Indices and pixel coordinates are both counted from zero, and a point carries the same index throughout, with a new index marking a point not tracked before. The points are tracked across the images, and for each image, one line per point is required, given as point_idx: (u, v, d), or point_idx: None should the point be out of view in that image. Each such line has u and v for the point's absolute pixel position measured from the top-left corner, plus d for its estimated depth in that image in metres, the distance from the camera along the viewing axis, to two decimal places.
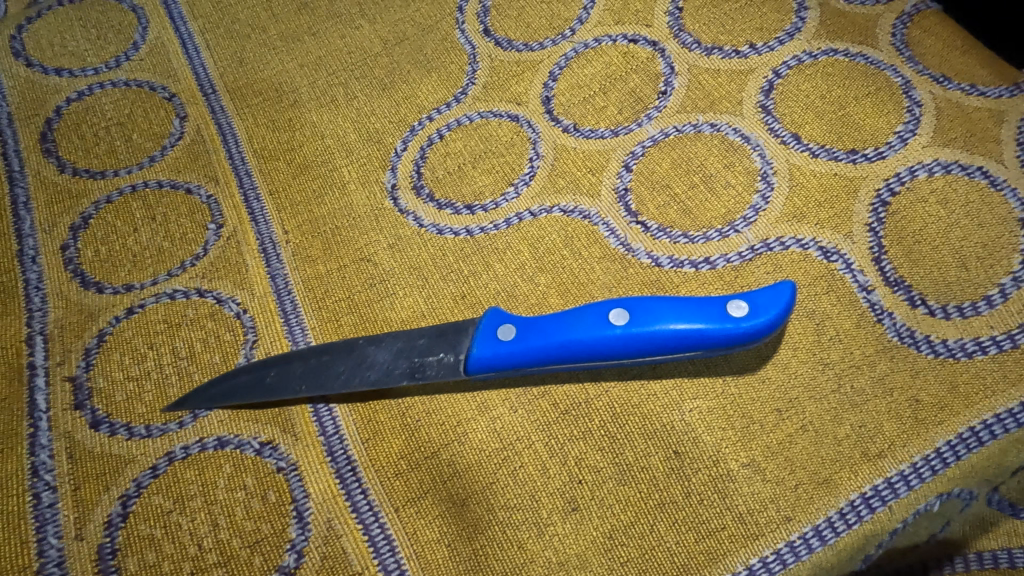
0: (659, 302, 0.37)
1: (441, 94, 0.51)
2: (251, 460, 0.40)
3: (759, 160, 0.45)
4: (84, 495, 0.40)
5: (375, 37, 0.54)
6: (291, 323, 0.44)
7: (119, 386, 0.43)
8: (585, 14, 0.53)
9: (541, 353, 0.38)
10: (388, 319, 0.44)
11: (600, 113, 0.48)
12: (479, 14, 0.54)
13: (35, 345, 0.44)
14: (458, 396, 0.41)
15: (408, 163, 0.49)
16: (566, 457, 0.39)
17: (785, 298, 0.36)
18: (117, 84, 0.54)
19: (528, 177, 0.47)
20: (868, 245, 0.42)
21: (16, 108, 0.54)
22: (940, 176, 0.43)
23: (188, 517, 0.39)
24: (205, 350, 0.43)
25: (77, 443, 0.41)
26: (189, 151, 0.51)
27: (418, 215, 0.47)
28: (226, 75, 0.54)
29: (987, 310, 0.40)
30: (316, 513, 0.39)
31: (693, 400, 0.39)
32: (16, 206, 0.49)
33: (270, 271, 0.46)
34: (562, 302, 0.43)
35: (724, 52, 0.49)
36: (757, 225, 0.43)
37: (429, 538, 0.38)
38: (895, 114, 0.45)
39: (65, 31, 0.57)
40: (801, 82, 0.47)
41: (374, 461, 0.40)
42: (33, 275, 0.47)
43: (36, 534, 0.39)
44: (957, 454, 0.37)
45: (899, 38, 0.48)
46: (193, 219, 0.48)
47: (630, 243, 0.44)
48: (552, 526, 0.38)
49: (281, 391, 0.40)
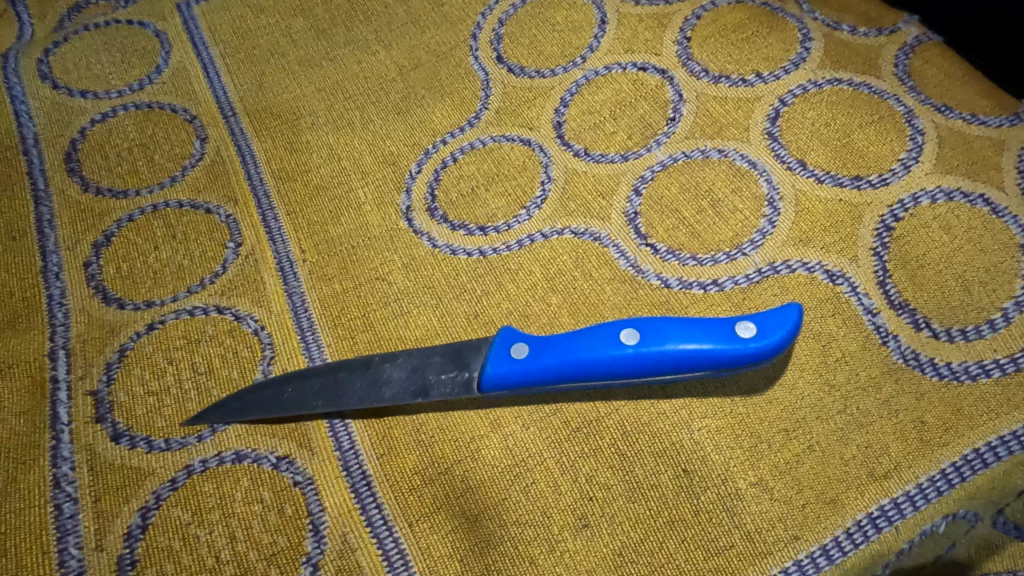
0: (669, 322, 0.38)
1: (455, 118, 0.53)
2: (268, 474, 0.41)
3: (767, 186, 0.46)
4: (104, 506, 0.41)
5: (391, 62, 0.56)
6: (308, 340, 0.45)
7: (139, 400, 0.44)
8: (596, 42, 0.54)
9: (553, 371, 0.39)
10: (402, 338, 0.45)
11: (610, 138, 0.50)
12: (493, 41, 0.56)
13: (58, 359, 0.45)
14: (471, 413, 0.41)
15: (423, 185, 0.50)
16: (576, 474, 0.39)
17: (793, 320, 0.37)
18: (140, 106, 0.56)
19: (540, 200, 0.48)
20: (873, 268, 0.43)
21: (42, 129, 0.55)
22: (942, 203, 0.44)
23: (205, 529, 0.40)
24: (224, 365, 0.44)
25: (97, 455, 0.42)
26: (209, 172, 0.52)
27: (432, 236, 0.48)
28: (246, 99, 0.56)
29: (991, 334, 0.40)
30: (331, 527, 0.39)
31: (702, 419, 0.40)
32: (41, 223, 0.51)
33: (287, 289, 0.47)
34: (573, 322, 0.44)
35: (732, 80, 0.50)
36: (764, 249, 0.44)
37: (442, 553, 0.38)
38: (899, 142, 0.46)
39: (91, 55, 0.59)
40: (806, 110, 0.48)
41: (389, 477, 0.40)
42: (56, 291, 0.48)
43: (56, 545, 0.40)
44: (962, 475, 0.38)
45: (901, 68, 0.49)
46: (213, 238, 0.49)
47: (640, 265, 0.45)
48: (562, 542, 0.38)
49: (298, 406, 0.41)
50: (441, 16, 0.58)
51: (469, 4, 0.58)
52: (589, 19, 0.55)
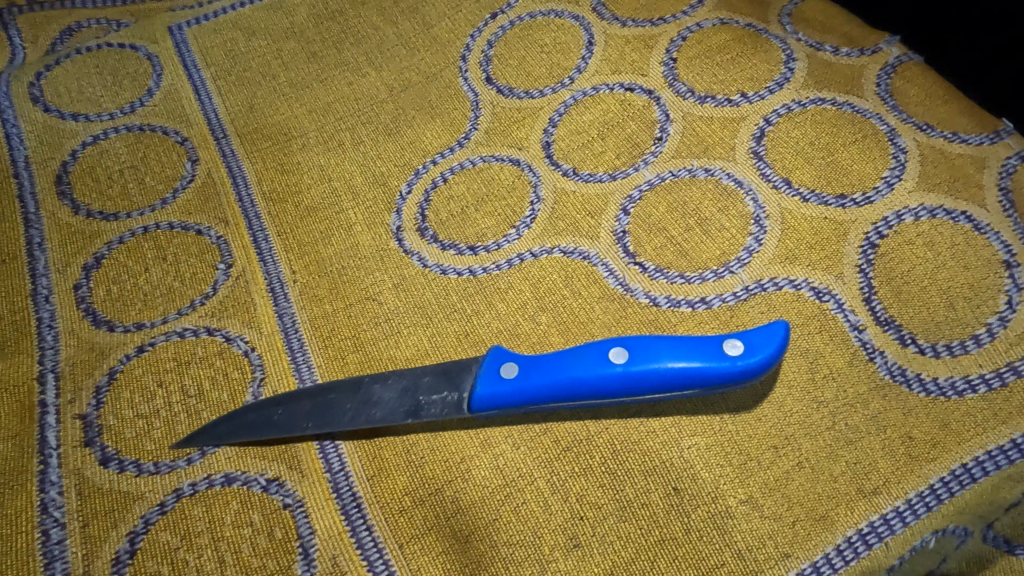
0: (657, 341, 0.38)
1: (445, 139, 0.53)
2: (257, 497, 0.41)
3: (753, 204, 0.47)
4: (93, 531, 0.40)
5: (381, 84, 0.56)
6: (298, 361, 0.45)
7: (129, 424, 0.43)
8: (584, 63, 0.55)
9: (542, 390, 0.39)
10: (392, 358, 0.45)
11: (599, 157, 0.50)
12: (482, 63, 0.56)
13: (47, 382, 0.45)
14: (461, 433, 0.41)
15: (413, 206, 0.50)
16: (567, 493, 0.39)
17: (779, 338, 0.37)
18: (131, 128, 0.56)
19: (530, 220, 0.49)
20: (858, 285, 0.43)
21: (33, 152, 0.55)
22: (926, 220, 0.45)
23: (195, 553, 0.39)
24: (214, 387, 0.44)
25: (86, 479, 0.42)
26: (200, 194, 0.52)
27: (422, 256, 0.48)
28: (237, 120, 0.56)
29: (976, 349, 0.41)
30: (322, 550, 0.39)
31: (691, 436, 0.40)
32: (31, 246, 0.51)
33: (278, 310, 0.47)
34: (563, 341, 0.44)
35: (717, 100, 0.51)
36: (751, 266, 0.45)
37: (433, 575, 0.38)
38: (882, 160, 0.47)
39: (82, 78, 0.60)
40: (791, 129, 0.49)
41: (379, 498, 0.40)
42: (46, 313, 0.48)
43: (44, 570, 0.39)
44: (950, 490, 0.38)
45: (883, 87, 0.50)
46: (203, 260, 0.49)
47: (629, 283, 0.45)
48: (553, 562, 0.38)
49: (288, 428, 0.41)
50: (431, 38, 0.58)
51: (459, 26, 0.59)
52: (576, 40, 0.56)
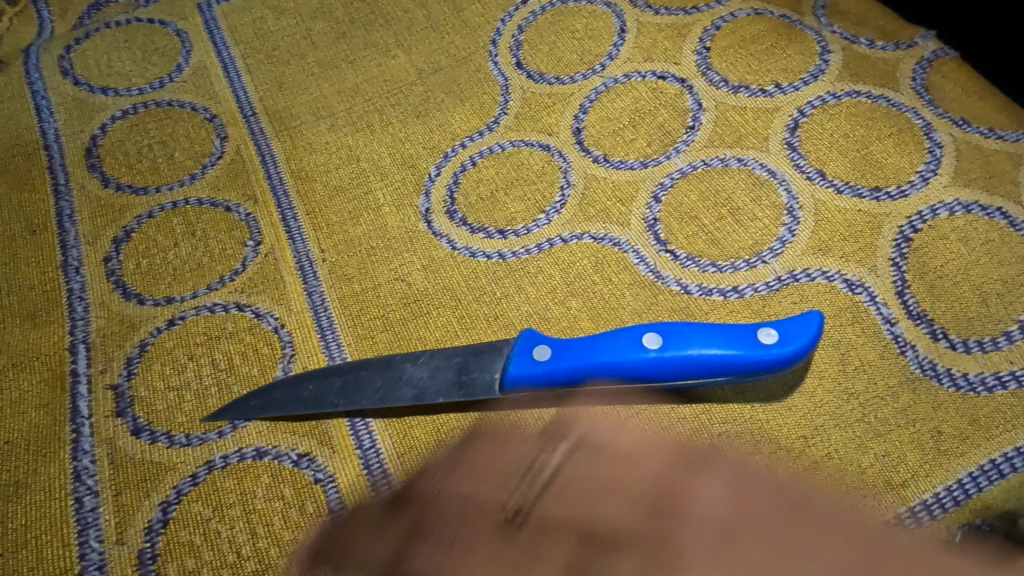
0: (691, 327, 0.38)
1: (474, 122, 0.53)
2: (288, 471, 0.41)
3: (786, 196, 0.47)
4: (125, 500, 0.41)
5: (410, 66, 0.56)
6: (328, 339, 0.45)
7: (160, 396, 0.44)
8: (615, 50, 0.55)
9: (575, 373, 0.39)
10: (422, 338, 0.45)
11: (630, 144, 0.50)
12: (512, 48, 0.56)
13: (78, 353, 0.45)
14: (492, 414, 0.42)
15: (442, 188, 0.50)
16: (597, 476, 0.40)
17: (813, 328, 0.37)
18: (160, 104, 0.56)
19: (560, 205, 0.49)
20: (891, 278, 0.43)
21: (62, 124, 0.56)
22: (960, 215, 0.45)
23: (227, 525, 0.40)
24: (244, 362, 0.44)
25: (118, 449, 0.42)
26: (229, 170, 0.53)
27: (451, 239, 0.48)
28: (266, 99, 0.56)
29: (1008, 345, 0.41)
30: (353, 525, 0.39)
31: (721, 424, 0.40)
32: (61, 218, 0.51)
33: (307, 288, 0.47)
34: (592, 326, 0.44)
35: (751, 90, 0.51)
36: (783, 257, 0.45)
37: (462, 553, 0.38)
38: (917, 154, 0.47)
39: (112, 52, 0.60)
40: (825, 121, 0.49)
41: (409, 476, 0.40)
42: (76, 285, 0.48)
43: (77, 537, 0.40)
44: (979, 485, 0.38)
45: (919, 82, 0.50)
46: (232, 236, 0.49)
47: (660, 271, 0.45)
48: (582, 544, 0.38)
49: (319, 404, 0.41)
50: (461, 21, 0.58)
51: (489, 10, 0.58)
52: (608, 27, 0.56)
